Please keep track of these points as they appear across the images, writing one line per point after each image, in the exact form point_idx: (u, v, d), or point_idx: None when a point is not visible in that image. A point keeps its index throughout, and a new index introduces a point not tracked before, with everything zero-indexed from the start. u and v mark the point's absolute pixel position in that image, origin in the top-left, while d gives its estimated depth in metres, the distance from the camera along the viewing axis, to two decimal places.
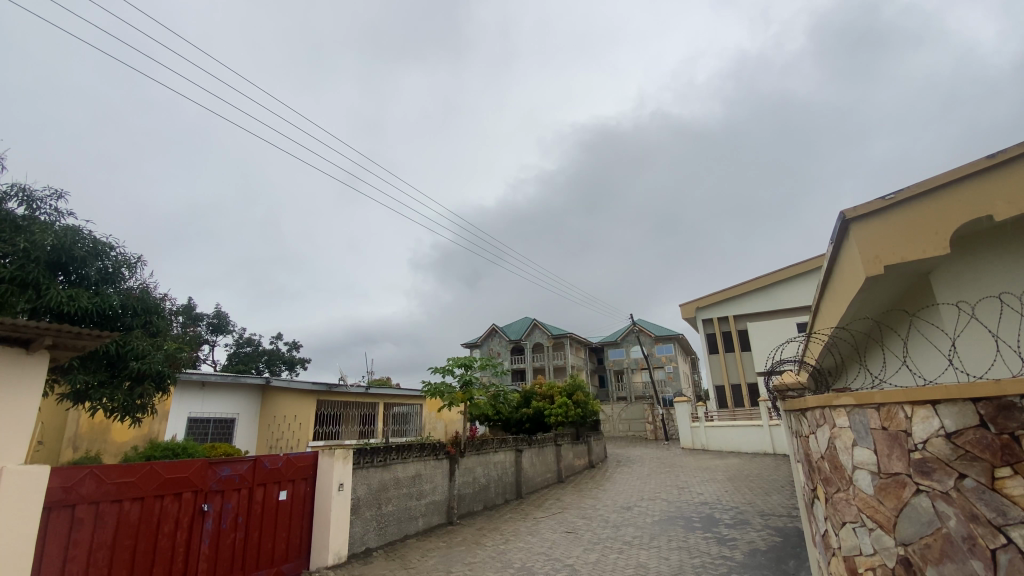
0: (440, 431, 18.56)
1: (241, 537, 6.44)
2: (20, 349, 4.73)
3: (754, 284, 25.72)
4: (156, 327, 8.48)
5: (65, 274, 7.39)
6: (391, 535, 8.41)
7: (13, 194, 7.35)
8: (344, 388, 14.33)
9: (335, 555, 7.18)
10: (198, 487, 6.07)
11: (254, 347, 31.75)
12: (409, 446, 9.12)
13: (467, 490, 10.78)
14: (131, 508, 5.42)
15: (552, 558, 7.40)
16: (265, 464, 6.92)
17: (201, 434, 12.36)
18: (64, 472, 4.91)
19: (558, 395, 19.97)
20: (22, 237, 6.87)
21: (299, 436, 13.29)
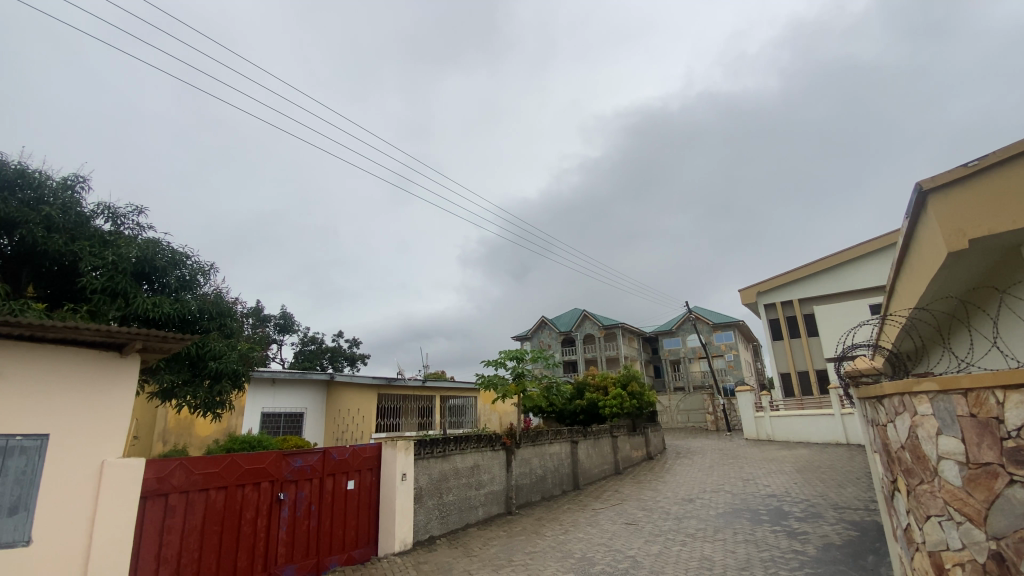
0: (495, 423, 18.84)
1: (315, 523, 6.82)
2: (115, 353, 5.21)
3: (820, 266, 24.25)
4: (230, 329, 9.09)
5: (149, 283, 8.07)
6: (452, 523, 8.66)
7: (101, 212, 8.08)
8: (402, 382, 14.81)
9: (401, 542, 7.51)
10: (274, 477, 6.49)
11: (318, 344, 33.38)
12: (466, 438, 9.32)
13: (525, 481, 10.90)
14: (217, 495, 5.88)
15: (613, 549, 7.37)
16: (334, 455, 7.28)
17: (273, 428, 13.18)
18: (158, 464, 5.41)
19: (613, 386, 19.73)
20: (111, 251, 7.56)
21: (362, 429, 13.90)
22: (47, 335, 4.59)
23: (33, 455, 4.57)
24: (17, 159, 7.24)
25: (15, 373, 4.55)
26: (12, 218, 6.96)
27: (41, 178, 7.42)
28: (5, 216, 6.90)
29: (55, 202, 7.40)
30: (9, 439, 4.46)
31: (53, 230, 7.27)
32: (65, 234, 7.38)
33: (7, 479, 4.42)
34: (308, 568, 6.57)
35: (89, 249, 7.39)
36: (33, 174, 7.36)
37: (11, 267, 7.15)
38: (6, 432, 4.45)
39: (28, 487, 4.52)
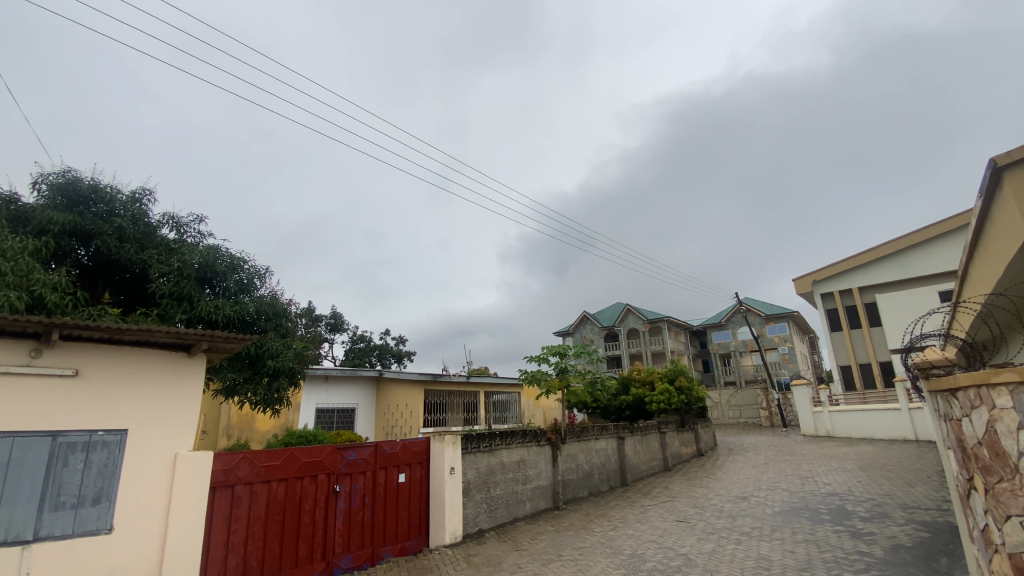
0: (540, 418, 18.85)
1: (370, 515, 7.07)
2: (185, 353, 5.57)
3: (882, 251, 22.81)
4: (285, 328, 9.51)
5: (211, 287, 8.57)
6: (501, 517, 8.77)
7: (166, 222, 8.64)
8: (447, 377, 15.07)
9: (451, 535, 7.68)
10: (330, 470, 6.77)
11: (367, 342, 34.40)
12: (512, 433, 9.38)
13: (572, 476, 10.88)
14: (278, 487, 6.20)
15: (664, 546, 7.23)
16: (385, 449, 7.50)
17: (327, 422, 13.73)
18: (224, 457, 5.76)
19: (659, 380, 19.32)
20: (176, 258, 8.08)
21: (411, 424, 14.25)
22: (124, 337, 4.96)
23: (113, 449, 4.96)
24: (92, 176, 7.85)
25: (96, 373, 4.95)
26: (88, 230, 7.56)
27: (112, 193, 8.02)
28: (83, 229, 7.50)
29: (124, 214, 7.98)
30: (91, 434, 4.86)
31: (124, 240, 7.84)
32: (135, 243, 7.95)
33: (92, 471, 4.82)
34: (363, 558, 6.82)
35: (157, 257, 7.94)
36: (105, 190, 7.95)
37: (89, 276, 7.77)
38: (89, 427, 4.84)
39: (110, 478, 4.90)
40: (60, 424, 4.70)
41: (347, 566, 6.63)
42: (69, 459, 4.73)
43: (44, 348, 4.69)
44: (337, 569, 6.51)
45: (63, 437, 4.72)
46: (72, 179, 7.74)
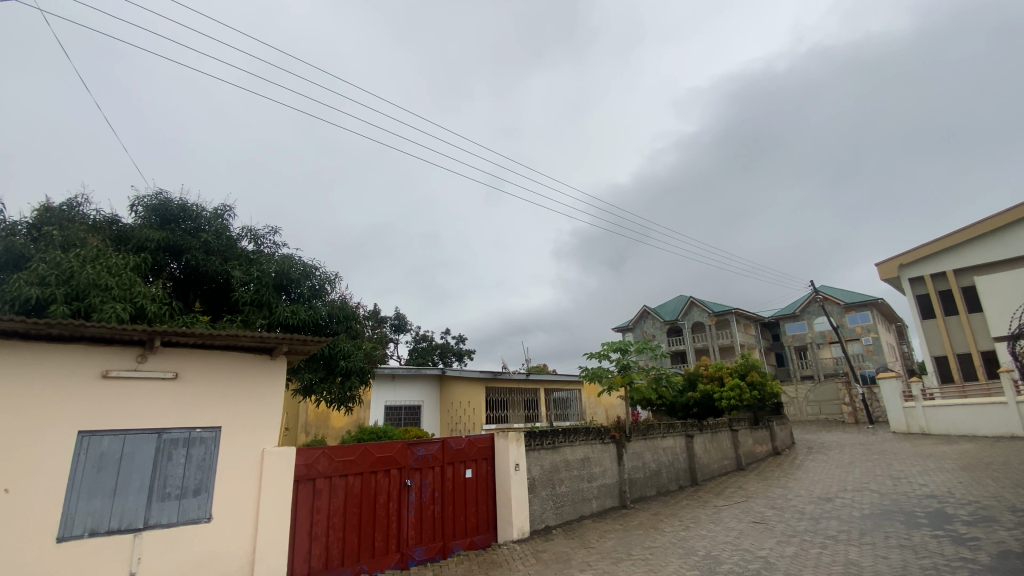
0: (603, 416, 18.62)
1: (439, 509, 7.28)
2: (269, 356, 5.98)
3: (982, 229, 20.44)
4: (355, 330, 9.96)
5: (287, 293, 9.14)
6: (567, 514, 8.76)
7: (245, 235, 9.31)
8: (508, 375, 15.20)
9: (519, 530, 7.76)
10: (401, 465, 7.03)
11: (429, 342, 35.38)
12: (575, 430, 9.32)
13: (638, 475, 10.66)
14: (355, 481, 6.52)
15: (741, 548, 6.93)
16: (452, 445, 7.69)
17: (395, 419, 14.27)
18: (306, 452, 6.14)
19: (728, 376, 18.48)
20: (255, 268, 8.70)
21: (474, 421, 14.51)
22: (215, 342, 5.40)
23: (209, 445, 5.41)
24: (180, 196, 8.60)
25: (192, 375, 5.43)
26: (179, 245, 8.30)
27: (198, 210, 8.75)
28: (174, 244, 8.25)
29: (209, 230, 8.70)
30: (190, 431, 5.33)
31: (210, 253, 8.54)
32: (219, 256, 8.63)
33: (191, 465, 5.28)
34: (435, 550, 7.03)
35: (239, 268, 8.59)
36: (192, 208, 8.70)
37: (182, 287, 8.52)
38: (188, 425, 5.32)
39: (207, 472, 5.35)
40: (164, 422, 5.19)
41: (421, 558, 6.86)
42: (172, 454, 5.20)
43: (148, 354, 5.20)
44: (411, 560, 6.76)
45: (166, 434, 5.20)
46: (164, 200, 8.52)
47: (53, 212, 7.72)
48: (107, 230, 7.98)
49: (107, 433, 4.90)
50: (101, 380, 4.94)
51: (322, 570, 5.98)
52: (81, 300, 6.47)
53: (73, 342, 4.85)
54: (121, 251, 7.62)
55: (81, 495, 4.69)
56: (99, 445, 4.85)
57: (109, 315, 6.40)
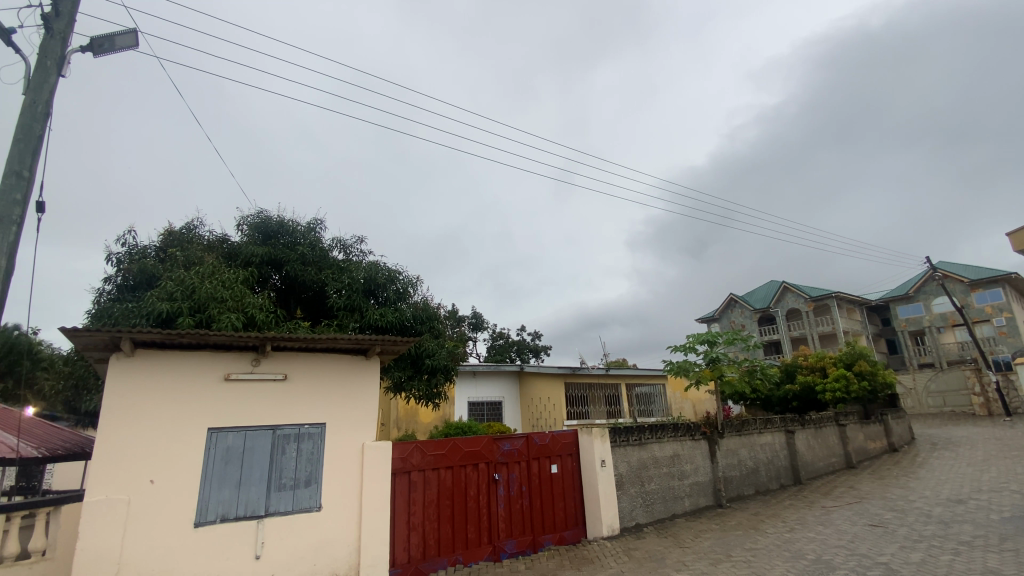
0: (690, 411, 17.93)
1: (527, 503, 7.37)
2: (364, 357, 6.35)
3: None
4: (438, 329, 10.35)
5: (375, 297, 9.68)
6: (658, 512, 8.53)
7: (335, 245, 9.98)
8: (587, 370, 15.07)
9: (609, 527, 7.66)
10: (489, 459, 7.20)
11: (506, 339, 35.91)
12: (663, 426, 9.03)
13: (733, 473, 10.12)
14: (446, 474, 6.78)
15: (857, 553, 6.35)
16: (536, 440, 7.72)
17: (479, 415, 14.63)
18: (401, 446, 6.48)
19: (832, 366, 17.00)
20: (346, 275, 9.32)
21: (555, 416, 14.50)
22: (317, 346, 5.83)
23: (316, 440, 5.87)
24: (278, 214, 9.42)
25: (298, 376, 5.91)
26: (280, 259, 9.08)
27: (294, 226, 9.52)
28: (275, 258, 9.05)
29: (304, 242, 9.42)
30: (300, 427, 5.81)
31: (306, 264, 9.26)
32: (314, 266, 9.33)
33: (302, 458, 5.76)
34: (526, 544, 7.15)
35: (332, 276, 9.22)
36: (290, 224, 9.49)
37: (284, 296, 9.30)
38: (298, 421, 5.80)
39: (316, 464, 5.81)
40: (278, 419, 5.70)
41: (512, 551, 7.00)
42: (285, 448, 5.70)
43: (261, 358, 5.72)
44: (503, 553, 6.92)
45: (279, 429, 5.71)
46: (265, 218, 9.38)
47: (176, 235, 8.75)
48: (220, 248, 8.91)
49: (231, 429, 5.47)
50: (224, 382, 5.51)
51: (421, 559, 6.29)
52: (202, 312, 7.27)
53: (199, 350, 5.45)
54: (232, 267, 8.47)
55: (212, 485, 5.27)
56: (225, 440, 5.43)
57: (225, 324, 7.13)
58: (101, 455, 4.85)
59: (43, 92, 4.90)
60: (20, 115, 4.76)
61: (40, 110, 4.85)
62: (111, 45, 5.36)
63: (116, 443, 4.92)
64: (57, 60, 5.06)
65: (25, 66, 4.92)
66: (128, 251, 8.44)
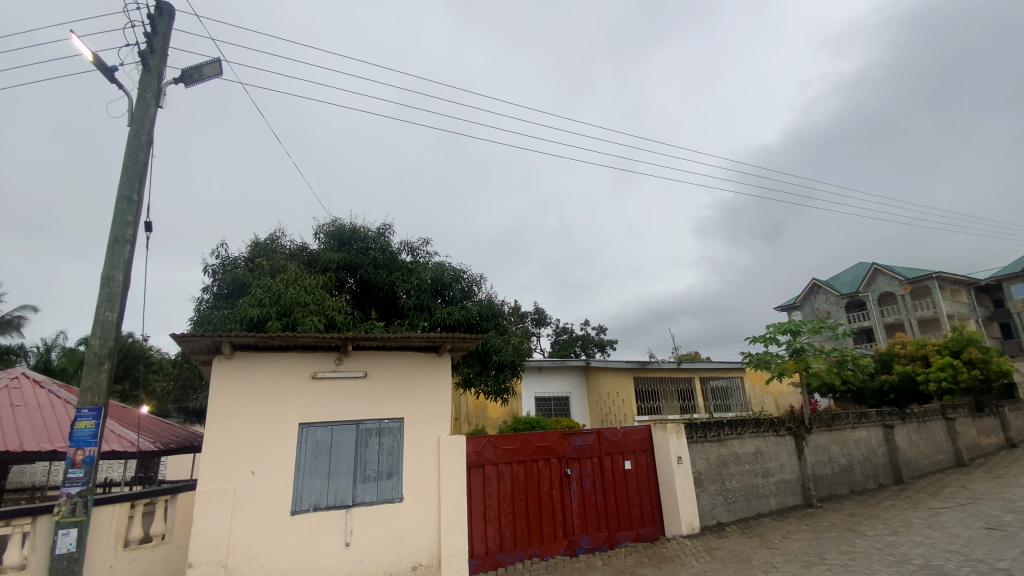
0: (771, 405, 17.00)
1: (601, 498, 7.29)
2: (435, 354, 6.54)
3: None
4: (503, 326, 10.47)
5: (442, 297, 9.95)
6: (741, 511, 8.16)
7: (403, 248, 10.35)
8: (657, 364, 14.66)
9: (688, 526, 7.41)
10: (560, 454, 7.19)
11: (570, 334, 35.67)
12: (743, 422, 8.60)
13: (824, 471, 9.46)
14: (519, 468, 6.86)
15: (973, 558, 5.74)
16: (608, 436, 7.59)
17: (546, 411, 14.66)
18: (474, 441, 6.62)
19: (935, 354, 15.42)
20: (414, 277, 9.64)
21: (625, 412, 14.23)
22: (392, 344, 6.08)
23: (396, 434, 6.14)
24: (351, 221, 9.92)
25: (377, 373, 6.20)
26: (354, 263, 9.58)
27: (364, 232, 9.98)
28: (350, 263, 9.56)
29: (375, 246, 9.86)
30: (380, 422, 6.10)
31: (378, 267, 9.69)
32: (385, 268, 9.73)
33: (384, 452, 6.03)
34: (602, 540, 7.08)
35: (401, 278, 9.58)
36: (361, 230, 9.96)
37: (359, 299, 9.79)
38: (378, 416, 6.09)
39: (396, 457, 6.07)
40: (360, 415, 6.01)
41: (588, 547, 6.97)
42: (367, 442, 6.00)
43: (343, 357, 6.05)
44: (579, 548, 6.90)
45: (362, 424, 6.02)
46: (339, 226, 9.91)
47: (262, 246, 9.46)
48: (301, 256, 9.52)
49: (319, 424, 5.84)
50: (311, 380, 5.89)
51: (499, 551, 6.42)
52: (288, 316, 7.81)
53: (288, 351, 5.85)
54: (312, 273, 9.04)
55: (305, 477, 5.64)
56: (314, 434, 5.80)
57: (309, 326, 7.62)
58: (210, 448, 5.34)
59: (145, 122, 5.45)
60: (127, 145, 5.32)
61: (143, 139, 5.40)
62: (199, 74, 5.86)
63: (222, 437, 5.39)
64: (154, 93, 5.60)
65: (128, 100, 5.49)
66: (222, 263, 9.23)
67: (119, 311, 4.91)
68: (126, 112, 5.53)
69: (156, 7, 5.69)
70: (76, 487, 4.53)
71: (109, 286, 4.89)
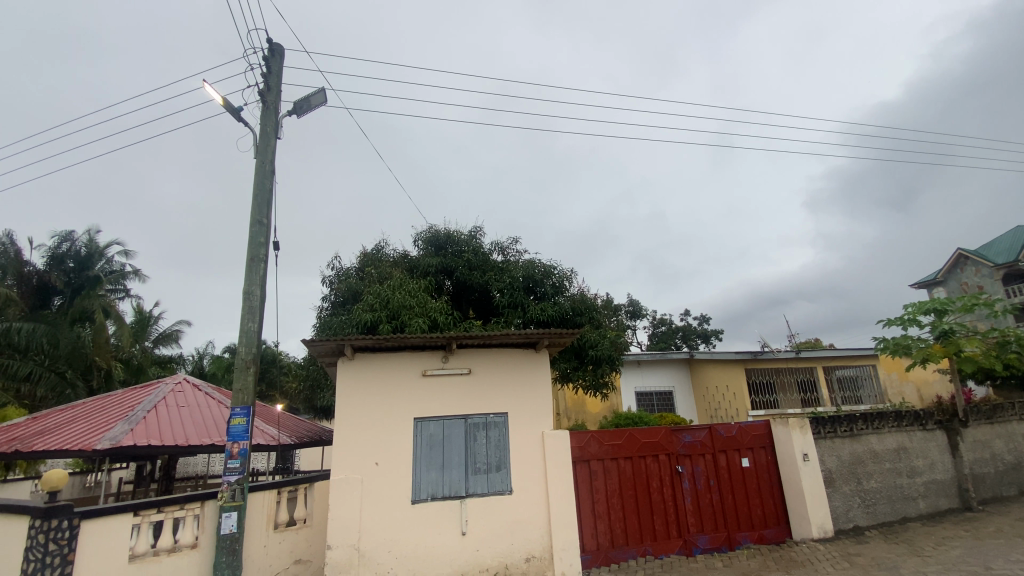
0: (912, 395, 15.01)
1: (717, 497, 6.92)
2: (534, 350, 6.63)
3: None
4: (597, 319, 10.34)
5: (535, 294, 10.04)
6: (883, 515, 7.31)
7: (495, 248, 10.61)
8: (770, 354, 13.56)
9: (820, 529, 6.78)
10: (669, 450, 6.93)
11: (669, 325, 34.23)
12: (880, 415, 7.68)
13: (986, 470, 8.17)
14: (625, 465, 6.74)
15: None
16: (721, 431, 7.17)
17: (649, 406, 14.22)
18: (578, 436, 6.62)
19: None
20: (507, 275, 9.85)
21: (737, 406, 13.37)
22: (493, 341, 6.25)
23: (502, 428, 6.32)
24: (445, 226, 10.38)
25: (480, 370, 6.43)
26: (450, 266, 10.03)
27: (458, 235, 10.39)
28: (447, 266, 10.02)
29: (468, 249, 10.22)
30: (487, 416, 6.32)
31: (472, 269, 10.04)
32: (479, 269, 10.07)
33: (492, 445, 6.24)
34: (720, 541, 6.74)
35: (495, 277, 9.85)
36: (455, 234, 10.38)
37: (457, 300, 10.20)
38: (485, 411, 6.32)
39: (504, 451, 6.25)
40: (467, 411, 6.27)
41: (706, 547, 6.67)
42: (476, 437, 6.23)
43: (449, 355, 6.35)
44: (696, 548, 6.63)
45: (470, 419, 6.28)
46: (435, 232, 10.42)
47: (370, 256, 10.23)
48: (403, 263, 10.14)
49: (431, 419, 6.18)
50: (422, 378, 6.26)
51: (610, 547, 6.36)
52: (397, 319, 8.37)
53: (400, 351, 6.26)
54: (414, 278, 9.60)
55: (423, 469, 6.01)
56: (428, 429, 6.15)
57: (415, 328, 8.12)
58: (340, 442, 5.88)
59: (268, 153, 6.14)
60: (256, 175, 6.03)
61: (268, 168, 6.08)
62: (308, 104, 6.47)
63: (349, 431, 5.92)
64: (274, 126, 6.28)
65: (254, 135, 6.21)
66: (337, 274, 10.12)
67: (258, 321, 5.59)
68: (252, 146, 6.26)
69: (269, 49, 6.37)
70: (235, 475, 5.22)
71: (250, 300, 5.57)
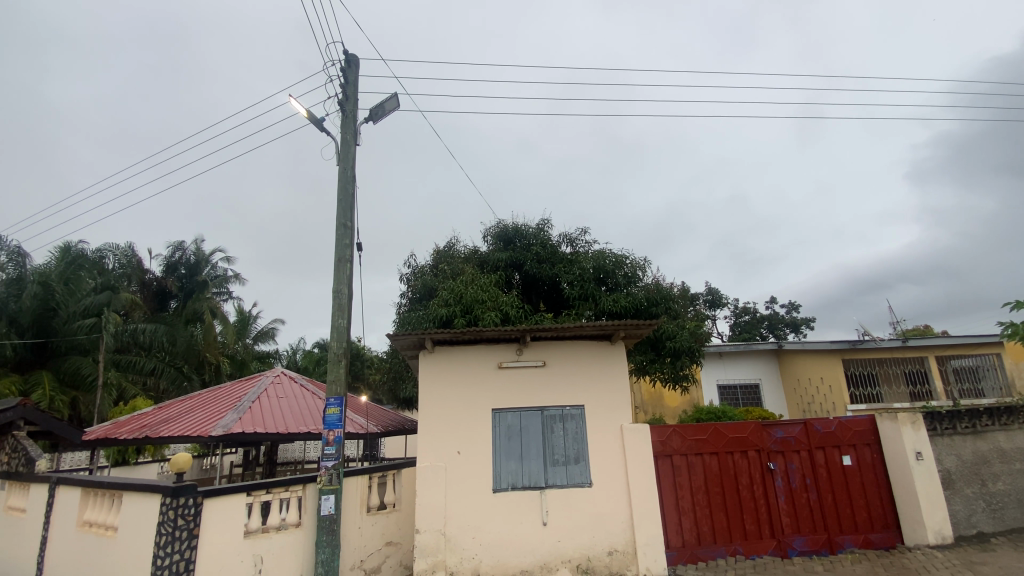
0: None
1: (815, 497, 6.48)
2: (608, 341, 6.54)
3: None
4: (673, 309, 9.99)
5: (607, 285, 9.87)
6: (1013, 521, 6.49)
7: (564, 241, 10.55)
8: (870, 343, 12.40)
9: (937, 535, 6.14)
10: (760, 447, 6.57)
11: (753, 314, 32.28)
12: (1009, 409, 6.79)
13: None
14: (711, 460, 6.48)
15: None
16: (818, 427, 6.68)
17: (733, 399, 13.56)
18: (659, 430, 6.47)
19: None
20: (577, 267, 9.76)
21: (834, 400, 12.40)
22: (566, 334, 6.24)
23: (579, 420, 6.31)
24: (513, 221, 10.48)
25: (555, 362, 6.45)
26: (520, 260, 10.12)
27: (526, 229, 10.45)
28: (516, 260, 10.12)
29: (537, 242, 10.25)
30: (563, 408, 6.34)
31: (541, 262, 10.08)
32: (548, 262, 10.07)
33: (570, 437, 6.26)
34: (819, 543, 6.31)
35: (564, 270, 9.82)
36: (524, 228, 10.45)
37: (527, 294, 10.29)
38: (561, 403, 6.33)
39: (582, 443, 6.24)
40: (544, 403, 6.32)
41: (803, 549, 6.28)
42: (554, 428, 6.27)
43: (523, 348, 6.42)
44: (792, 550, 6.26)
45: (546, 410, 6.33)
46: (504, 227, 10.55)
47: (442, 253, 10.57)
48: (474, 258, 10.37)
49: (509, 410, 6.31)
50: (498, 370, 6.39)
51: (697, 545, 6.18)
52: (470, 313, 8.59)
53: (476, 344, 6.42)
54: (485, 272, 9.78)
55: (503, 459, 6.15)
56: (506, 420, 6.28)
57: (488, 321, 8.31)
58: (424, 433, 6.16)
59: (349, 160, 6.50)
60: (339, 181, 6.42)
61: (349, 174, 6.44)
62: (383, 110, 6.77)
63: (432, 422, 6.17)
64: (353, 133, 6.64)
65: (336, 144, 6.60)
66: (413, 272, 10.56)
67: (347, 318, 5.96)
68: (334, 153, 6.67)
69: (345, 60, 6.73)
70: (331, 461, 5.63)
71: (339, 298, 5.96)
